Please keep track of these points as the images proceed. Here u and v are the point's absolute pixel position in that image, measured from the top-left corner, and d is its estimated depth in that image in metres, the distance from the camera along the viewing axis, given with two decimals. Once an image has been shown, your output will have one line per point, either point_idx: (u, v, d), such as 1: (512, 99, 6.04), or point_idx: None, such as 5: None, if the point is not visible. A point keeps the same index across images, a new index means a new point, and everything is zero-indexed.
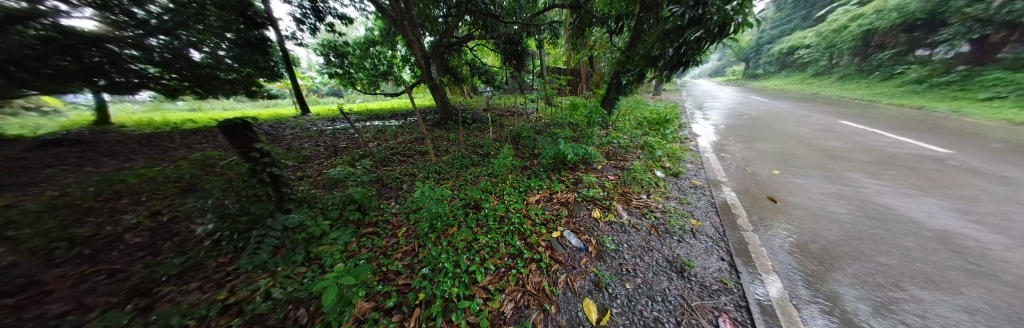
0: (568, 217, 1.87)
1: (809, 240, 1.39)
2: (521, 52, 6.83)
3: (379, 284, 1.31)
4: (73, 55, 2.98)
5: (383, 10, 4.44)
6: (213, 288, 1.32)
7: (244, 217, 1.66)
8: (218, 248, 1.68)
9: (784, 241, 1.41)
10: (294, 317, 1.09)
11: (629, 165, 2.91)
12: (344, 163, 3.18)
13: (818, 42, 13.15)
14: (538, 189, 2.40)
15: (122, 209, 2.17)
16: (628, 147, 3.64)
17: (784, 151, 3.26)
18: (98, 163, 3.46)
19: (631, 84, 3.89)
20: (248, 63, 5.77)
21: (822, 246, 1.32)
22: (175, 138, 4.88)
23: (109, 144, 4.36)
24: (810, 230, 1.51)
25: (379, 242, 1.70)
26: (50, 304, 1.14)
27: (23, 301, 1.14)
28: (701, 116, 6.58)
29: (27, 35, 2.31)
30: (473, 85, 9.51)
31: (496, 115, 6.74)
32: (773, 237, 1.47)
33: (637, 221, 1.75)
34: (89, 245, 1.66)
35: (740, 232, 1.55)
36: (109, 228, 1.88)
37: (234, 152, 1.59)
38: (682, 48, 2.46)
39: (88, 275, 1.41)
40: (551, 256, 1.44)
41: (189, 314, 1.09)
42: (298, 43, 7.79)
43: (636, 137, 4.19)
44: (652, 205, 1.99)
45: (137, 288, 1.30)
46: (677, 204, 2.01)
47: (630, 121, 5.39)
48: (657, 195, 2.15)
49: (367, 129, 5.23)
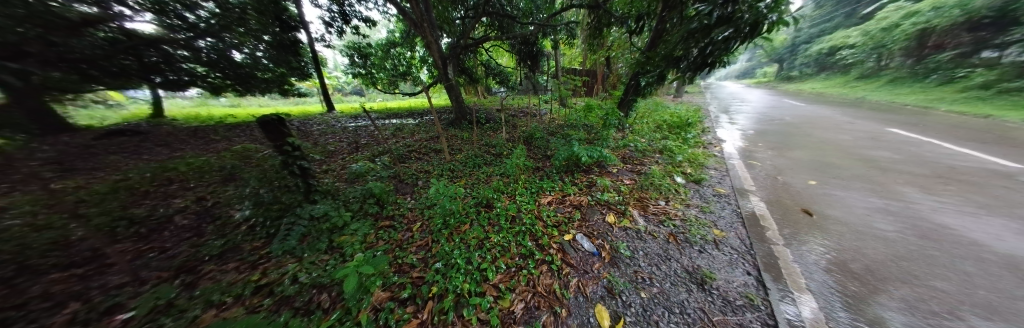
0: (580, 220, 1.85)
1: (850, 258, 1.26)
2: (536, 53, 6.82)
3: (394, 275, 1.36)
4: (135, 55, 3.48)
5: (404, 12, 4.59)
6: (248, 269, 1.44)
7: (276, 205, 1.82)
8: (253, 233, 1.80)
9: (820, 258, 1.30)
10: (318, 301, 1.17)
11: (647, 170, 2.80)
12: (364, 158, 3.34)
13: (862, 41, 11.96)
14: (549, 190, 2.38)
15: (173, 194, 2.41)
16: (645, 151, 3.53)
17: (821, 160, 3.00)
18: (154, 152, 3.88)
19: (650, 85, 3.75)
20: (282, 64, 6.15)
21: (865, 265, 1.20)
22: (218, 131, 5.38)
23: (162, 136, 4.87)
24: (850, 247, 1.38)
25: (394, 235, 1.76)
26: (113, 274, 1.36)
27: (90, 272, 1.38)
28: (726, 120, 6.21)
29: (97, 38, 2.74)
30: (488, 85, 9.64)
31: (509, 115, 6.77)
32: (807, 253, 1.36)
33: (654, 228, 1.69)
34: (146, 225, 1.88)
35: (769, 245, 1.45)
36: (162, 209, 2.11)
37: (269, 145, 1.72)
38: (708, 48, 2.33)
39: (143, 251, 1.59)
40: (562, 259, 1.42)
41: (225, 296, 1.19)
42: (325, 45, 8.30)
43: (653, 140, 4.05)
44: (670, 212, 1.90)
45: (184, 265, 1.46)
46: (698, 212, 1.90)
47: (648, 124, 5.21)
48: (676, 202, 2.07)
49: (385, 127, 5.45)
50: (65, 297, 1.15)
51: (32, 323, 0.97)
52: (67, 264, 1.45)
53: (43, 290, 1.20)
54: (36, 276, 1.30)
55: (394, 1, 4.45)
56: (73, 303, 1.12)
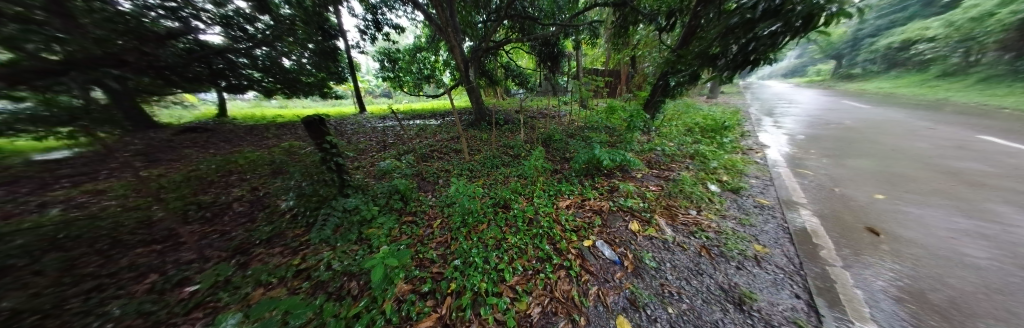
0: (601, 226, 1.78)
1: (929, 287, 1.05)
2: (557, 54, 6.94)
3: (415, 269, 1.43)
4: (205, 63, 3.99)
5: (431, 18, 4.83)
6: (290, 254, 1.60)
7: (315, 197, 2.01)
8: (295, 221, 1.98)
9: (888, 285, 1.09)
10: (348, 288, 1.26)
11: (677, 177, 2.61)
12: (391, 156, 3.55)
13: (946, 32, 10.11)
14: (568, 194, 2.33)
15: (233, 184, 2.76)
16: (673, 156, 3.32)
17: (891, 170, 2.56)
18: (217, 147, 4.51)
19: (680, 86, 3.53)
20: (322, 70, 6.79)
21: (948, 297, 0.98)
22: (268, 130, 6.10)
23: (224, 133, 5.64)
24: (926, 273, 1.14)
25: (416, 230, 1.84)
26: (182, 250, 1.68)
27: (165, 248, 1.71)
28: (769, 123, 5.60)
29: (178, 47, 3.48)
30: (507, 87, 9.76)
31: (528, 116, 6.77)
32: (871, 278, 1.15)
33: (685, 240, 1.57)
34: (211, 209, 2.19)
35: (822, 266, 1.26)
36: (224, 197, 2.44)
37: (311, 142, 1.90)
38: (750, 44, 2.12)
39: (208, 233, 1.86)
40: (581, 265, 1.38)
41: (269, 278, 1.35)
42: (360, 51, 9.01)
43: (682, 144, 3.79)
44: (702, 223, 1.75)
45: (240, 247, 1.69)
46: (736, 225, 1.73)
47: (676, 127, 4.88)
48: (710, 212, 1.91)
49: (410, 127, 5.75)
50: (145, 269, 1.48)
51: (120, 291, 1.28)
52: (150, 240, 1.81)
53: (130, 262, 1.54)
54: (127, 250, 1.66)
55: (422, 9, 4.70)
56: (150, 274, 1.44)
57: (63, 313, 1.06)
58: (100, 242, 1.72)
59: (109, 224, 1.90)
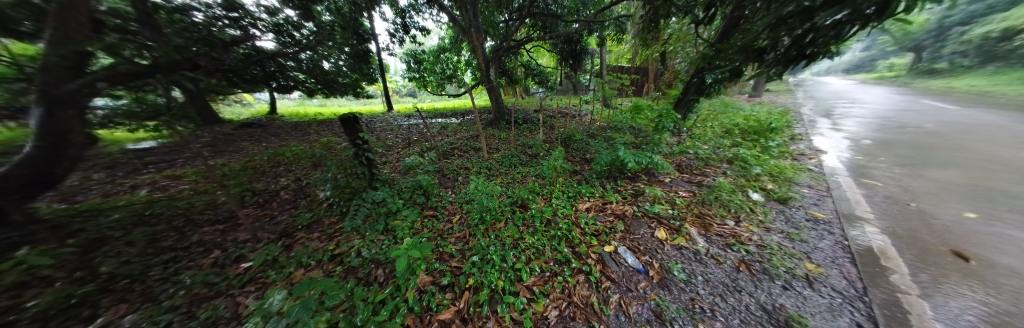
0: (624, 232, 1.70)
1: None
2: (579, 51, 6.79)
3: (435, 262, 1.48)
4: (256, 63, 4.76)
5: (455, 20, 4.96)
6: (326, 239, 1.77)
7: (349, 189, 2.18)
8: (331, 209, 2.17)
9: (976, 318, 0.85)
10: (374, 275, 1.36)
11: (713, 183, 2.40)
12: (415, 153, 3.74)
13: None
14: (588, 196, 2.26)
15: (280, 173, 3.09)
16: (707, 160, 3.07)
17: (996, 185, 2.08)
18: (267, 140, 5.11)
19: (718, 83, 3.23)
20: (358, 72, 7.27)
21: None
22: (309, 126, 6.78)
23: (273, 128, 6.38)
24: None
25: (437, 225, 1.91)
26: (240, 230, 1.93)
27: (226, 228, 1.98)
28: (826, 125, 4.89)
29: (237, 52, 4.29)
30: (527, 86, 9.75)
31: (547, 115, 6.68)
32: (953, 308, 0.92)
33: (721, 253, 1.43)
34: (263, 196, 2.49)
35: (890, 291, 1.05)
36: (273, 185, 2.76)
37: (346, 138, 2.07)
38: (808, 36, 1.86)
39: (260, 217, 2.13)
40: (601, 271, 1.32)
41: (307, 260, 1.51)
42: (389, 53, 9.56)
43: (718, 148, 3.47)
44: (741, 235, 1.58)
45: (285, 231, 1.91)
46: (782, 239, 1.54)
47: (711, 128, 4.48)
48: (752, 223, 1.71)
49: (432, 125, 6.00)
50: (210, 245, 1.74)
51: (191, 263, 1.55)
52: (215, 219, 2.11)
53: (199, 238, 1.82)
54: (197, 228, 1.95)
55: (447, 11, 4.85)
56: (214, 250, 1.70)
57: (146, 279, 1.36)
58: (176, 220, 2.04)
59: (184, 205, 2.27)
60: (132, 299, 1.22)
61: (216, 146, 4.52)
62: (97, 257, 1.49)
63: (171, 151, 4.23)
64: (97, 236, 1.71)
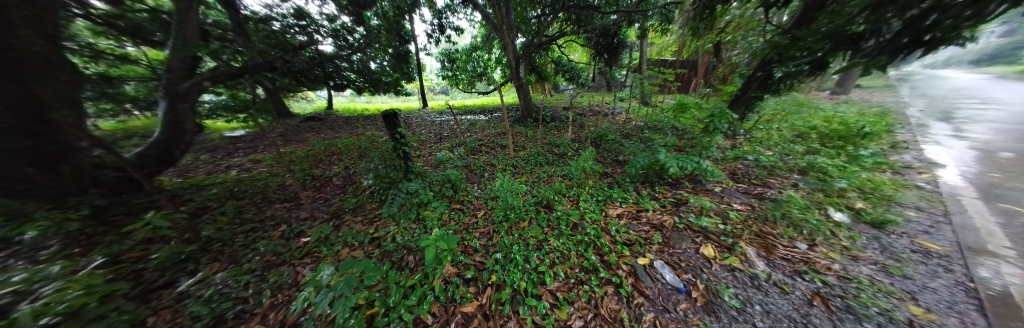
0: (662, 244, 1.54)
1: None
2: (616, 45, 6.33)
3: (460, 255, 1.53)
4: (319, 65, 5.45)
5: (488, 18, 5.02)
6: (368, 223, 1.96)
7: (387, 178, 2.38)
8: (372, 196, 2.39)
9: None
10: (406, 261, 1.47)
11: (780, 197, 2.02)
12: (445, 148, 3.92)
13: None
14: (620, 201, 2.11)
15: (333, 161, 3.53)
16: (771, 169, 2.62)
17: None
18: (324, 132, 5.91)
19: (790, 78, 2.70)
20: (399, 72, 7.91)
21: None
22: (357, 120, 7.62)
23: (329, 121, 7.34)
24: None
25: (463, 218, 1.97)
26: (301, 209, 2.26)
27: (291, 206, 2.34)
28: (952, 130, 3.75)
29: (304, 56, 4.98)
30: (556, 83, 9.50)
31: (577, 113, 6.41)
32: None
33: (788, 281, 1.17)
34: (319, 181, 2.88)
35: None
36: (327, 171, 3.16)
37: (387, 132, 2.25)
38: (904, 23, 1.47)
39: (315, 199, 2.46)
40: (634, 285, 1.22)
41: (350, 240, 1.70)
42: (426, 53, 10.16)
43: (785, 155, 2.92)
44: (814, 262, 1.29)
45: (335, 212, 2.18)
46: (875, 271, 1.20)
47: (778, 132, 3.78)
48: (831, 249, 1.39)
49: (462, 122, 6.23)
50: (279, 219, 2.08)
51: (265, 233, 1.88)
52: (283, 197, 2.51)
53: (272, 213, 2.19)
54: (270, 204, 2.35)
55: (481, 9, 4.93)
56: (281, 224, 2.02)
57: (233, 243, 1.71)
58: (256, 196, 2.49)
59: (262, 184, 2.76)
60: (222, 259, 1.56)
61: (287, 137, 5.39)
62: (200, 222, 1.90)
63: (255, 139, 5.18)
64: (201, 206, 2.19)
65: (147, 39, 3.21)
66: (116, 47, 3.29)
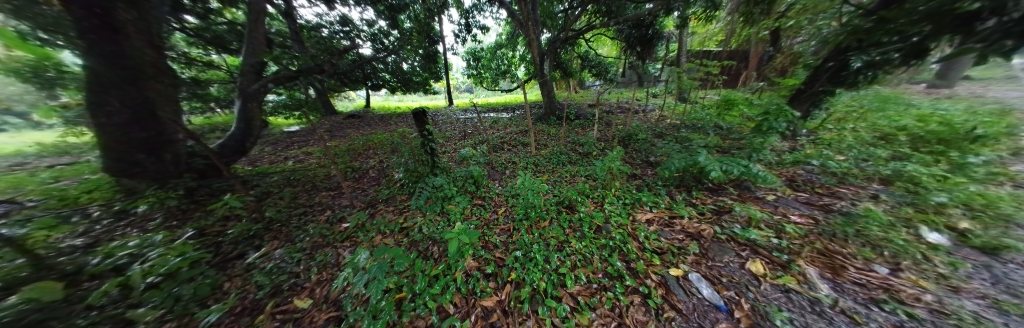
0: (698, 256, 1.40)
1: None
2: (650, 36, 5.84)
3: (481, 250, 1.56)
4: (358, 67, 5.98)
5: (513, 15, 4.99)
6: (397, 213, 2.11)
7: (416, 172, 2.53)
8: (402, 188, 2.56)
9: None
10: (431, 252, 1.56)
11: (855, 210, 1.67)
12: (469, 145, 4.03)
13: None
14: (650, 206, 1.97)
15: (368, 155, 3.85)
16: (841, 176, 2.22)
17: None
18: (361, 128, 6.50)
19: (872, 68, 2.24)
20: (428, 72, 8.33)
21: None
22: (389, 117, 8.24)
23: (366, 118, 8.04)
24: None
25: (484, 214, 2.01)
26: (342, 197, 2.52)
27: (334, 194, 2.62)
28: None
29: (347, 59, 5.50)
30: (582, 79, 9.14)
31: (603, 111, 6.12)
32: None
33: (860, 310, 0.95)
34: (357, 173, 3.17)
35: None
36: (364, 164, 3.47)
37: (416, 129, 2.39)
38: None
39: (353, 189, 2.72)
40: (664, 297, 1.12)
41: (383, 228, 1.84)
42: (453, 53, 10.50)
43: (860, 160, 2.45)
44: (894, 288, 1.03)
45: (370, 202, 2.38)
46: (980, 306, 0.89)
47: (853, 133, 3.17)
48: (922, 276, 1.07)
49: (486, 120, 6.34)
50: (324, 205, 2.35)
51: (313, 217, 2.13)
52: (327, 186, 2.82)
53: (319, 199, 2.48)
54: (317, 192, 2.66)
55: (507, 7, 4.92)
56: (326, 209, 2.28)
57: (288, 224, 1.98)
58: (306, 184, 2.84)
59: (311, 174, 3.14)
60: (280, 238, 1.82)
61: (331, 132, 6.04)
62: (264, 204, 2.23)
63: (306, 134, 5.91)
64: (265, 190, 2.57)
65: (226, 48, 3.81)
66: (204, 55, 4.02)
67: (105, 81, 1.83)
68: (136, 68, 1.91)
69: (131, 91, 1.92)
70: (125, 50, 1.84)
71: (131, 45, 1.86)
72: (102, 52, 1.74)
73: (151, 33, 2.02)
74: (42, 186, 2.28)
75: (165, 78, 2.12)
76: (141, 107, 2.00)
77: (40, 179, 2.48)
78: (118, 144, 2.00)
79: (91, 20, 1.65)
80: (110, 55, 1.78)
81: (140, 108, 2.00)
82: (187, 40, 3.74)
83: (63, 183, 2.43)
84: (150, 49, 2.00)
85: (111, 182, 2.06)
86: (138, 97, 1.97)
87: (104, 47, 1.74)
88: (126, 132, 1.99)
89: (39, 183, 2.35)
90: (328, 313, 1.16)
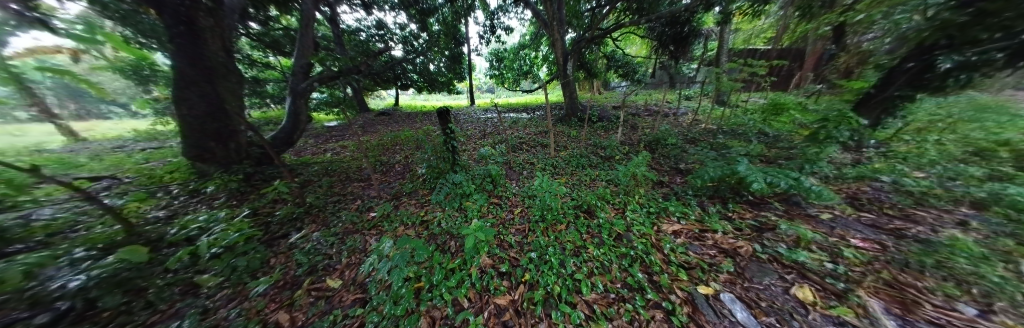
0: (733, 275, 1.28)
1: None
2: (685, 34, 5.43)
3: (496, 248, 1.57)
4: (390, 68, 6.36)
5: (539, 15, 4.94)
6: (420, 206, 2.22)
7: (438, 170, 2.63)
8: (424, 183, 2.67)
9: None
10: (448, 246, 1.61)
11: (936, 238, 1.38)
12: (489, 144, 4.11)
13: None
14: (678, 216, 1.85)
15: (393, 151, 4.07)
16: (922, 196, 1.87)
17: None
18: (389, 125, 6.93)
19: (967, 71, 1.88)
20: (452, 72, 8.62)
21: None
22: (414, 115, 8.67)
23: (393, 115, 8.54)
24: None
25: (500, 213, 2.03)
26: (370, 188, 2.71)
27: (363, 185, 2.82)
28: None
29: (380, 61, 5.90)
30: (607, 79, 8.81)
31: (629, 113, 5.82)
32: None
33: None
34: (383, 167, 3.37)
35: None
36: (389, 159, 3.67)
37: (440, 127, 2.48)
38: None
39: (378, 181, 2.89)
40: (690, 316, 1.04)
41: (405, 220, 1.94)
42: (476, 54, 10.74)
43: (948, 177, 2.05)
44: None
45: (395, 194, 2.52)
46: None
47: (941, 145, 2.65)
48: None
49: (506, 120, 6.39)
50: (355, 195, 2.53)
51: (345, 204, 2.32)
52: (357, 177, 3.03)
53: (351, 189, 2.69)
54: (349, 182, 2.88)
55: (532, 7, 4.88)
56: (356, 199, 2.46)
57: (325, 209, 2.18)
58: (340, 174, 3.09)
59: (344, 165, 3.40)
60: (318, 222, 2.00)
61: (364, 128, 6.53)
62: (305, 191, 2.49)
63: (342, 128, 6.46)
64: (307, 179, 2.85)
65: (281, 51, 4.32)
66: (263, 57, 4.58)
67: (188, 78, 2.17)
68: (211, 68, 2.24)
69: (207, 88, 2.27)
70: (202, 53, 2.17)
71: (207, 47, 2.19)
72: (184, 54, 2.07)
73: (224, 38, 2.36)
74: (138, 165, 2.75)
75: (232, 77, 2.43)
76: (213, 102, 2.33)
77: (138, 160, 3.00)
78: (196, 133, 2.35)
79: (177, 27, 1.99)
80: (192, 56, 2.12)
81: (213, 102, 2.34)
82: (250, 44, 4.29)
83: (152, 164, 2.91)
84: (222, 52, 2.33)
85: (188, 164, 2.45)
86: (212, 93, 2.31)
87: (188, 50, 2.09)
88: (201, 123, 2.34)
89: (136, 163, 2.85)
90: (354, 294, 1.26)
